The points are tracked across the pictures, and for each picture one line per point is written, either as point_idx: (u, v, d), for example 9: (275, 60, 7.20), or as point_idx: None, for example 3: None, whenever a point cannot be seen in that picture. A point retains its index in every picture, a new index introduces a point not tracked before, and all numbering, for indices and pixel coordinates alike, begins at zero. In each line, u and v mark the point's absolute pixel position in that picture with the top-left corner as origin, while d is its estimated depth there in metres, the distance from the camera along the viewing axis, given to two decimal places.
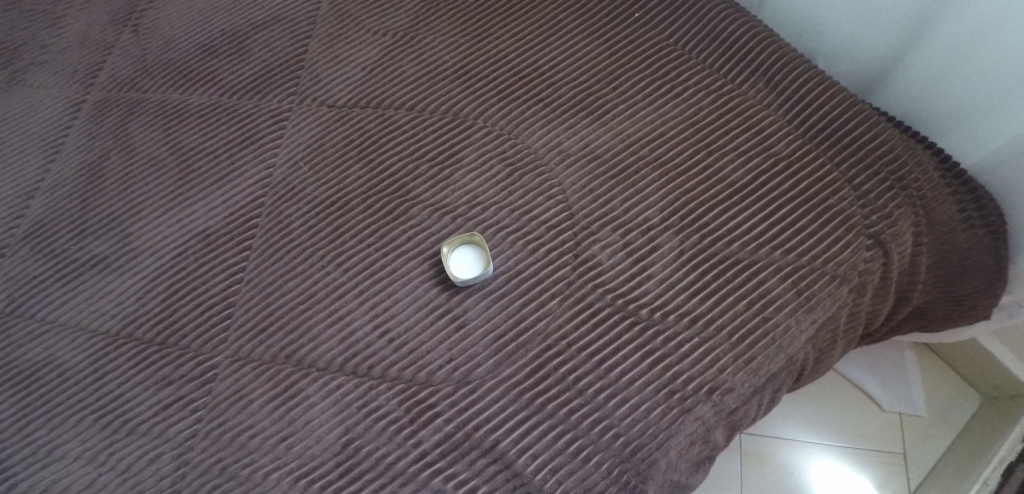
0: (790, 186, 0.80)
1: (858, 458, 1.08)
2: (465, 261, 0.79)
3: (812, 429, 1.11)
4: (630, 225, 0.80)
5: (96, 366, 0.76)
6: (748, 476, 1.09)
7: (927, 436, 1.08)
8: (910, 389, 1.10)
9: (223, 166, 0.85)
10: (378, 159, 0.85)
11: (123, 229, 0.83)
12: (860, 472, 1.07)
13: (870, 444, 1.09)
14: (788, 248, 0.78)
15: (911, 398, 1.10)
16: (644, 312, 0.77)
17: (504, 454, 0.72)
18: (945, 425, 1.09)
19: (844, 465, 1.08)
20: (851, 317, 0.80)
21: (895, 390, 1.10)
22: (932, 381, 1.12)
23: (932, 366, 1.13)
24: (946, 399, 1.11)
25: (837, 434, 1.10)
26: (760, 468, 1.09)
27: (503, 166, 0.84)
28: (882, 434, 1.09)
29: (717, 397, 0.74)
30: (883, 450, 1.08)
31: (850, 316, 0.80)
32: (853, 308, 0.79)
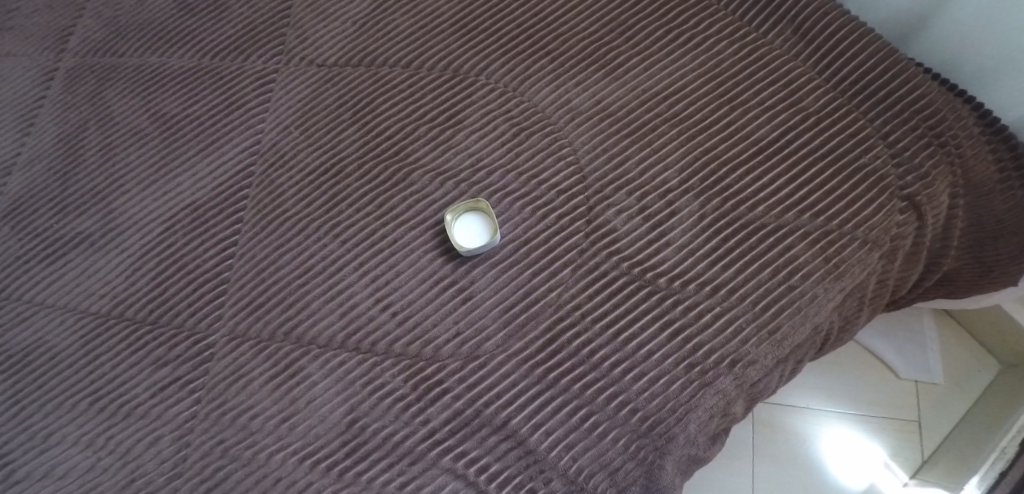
0: (819, 144, 0.76)
1: (871, 425, 1.04)
2: (470, 229, 0.74)
3: (825, 396, 1.07)
4: (646, 188, 0.75)
5: (88, 348, 0.73)
6: (757, 443, 1.05)
7: (943, 403, 1.04)
8: (928, 355, 1.05)
9: (208, 134, 0.80)
10: (374, 121, 0.80)
11: (107, 203, 0.79)
12: (873, 439, 1.03)
13: (884, 410, 1.05)
14: (816, 211, 0.74)
15: (928, 365, 1.05)
16: (663, 281, 0.72)
17: (516, 431, 0.69)
18: (962, 392, 1.05)
19: (856, 432, 1.04)
20: (878, 285, 0.78)
21: (912, 356, 1.05)
22: (951, 346, 1.07)
23: (950, 330, 1.08)
24: (965, 365, 1.06)
25: (850, 400, 1.06)
26: (770, 435, 1.05)
27: (508, 126, 0.79)
28: (896, 401, 1.05)
29: (739, 370, 0.71)
30: (896, 417, 1.05)
31: (878, 284, 0.77)
32: (882, 275, 0.76)
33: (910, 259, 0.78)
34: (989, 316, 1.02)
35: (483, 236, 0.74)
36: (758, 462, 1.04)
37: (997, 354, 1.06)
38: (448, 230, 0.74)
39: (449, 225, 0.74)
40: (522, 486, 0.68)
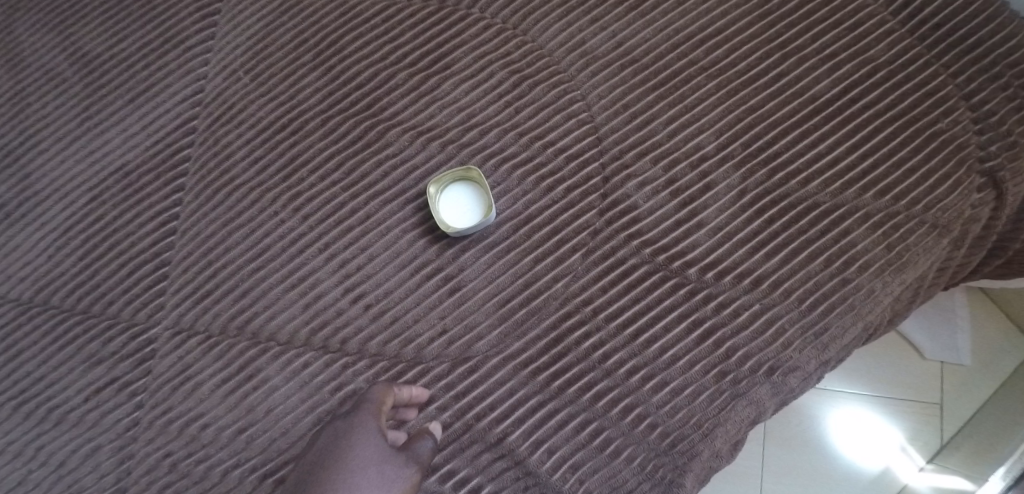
0: (885, 101, 0.63)
1: (883, 409, 0.85)
2: (459, 202, 0.62)
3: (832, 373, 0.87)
4: (676, 155, 0.62)
5: (8, 342, 0.62)
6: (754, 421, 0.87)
7: (968, 387, 0.85)
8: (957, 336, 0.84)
9: (140, 80, 0.67)
10: (341, 65, 0.65)
11: (23, 165, 0.66)
12: (885, 427, 0.85)
13: (899, 392, 0.86)
14: (881, 189, 0.61)
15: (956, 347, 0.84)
16: (693, 272, 0.60)
17: (513, 449, 0.58)
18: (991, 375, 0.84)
19: (866, 418, 0.85)
20: (937, 273, 0.64)
21: (939, 337, 0.84)
22: (981, 321, 0.86)
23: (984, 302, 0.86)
24: (997, 345, 0.85)
25: (861, 380, 0.86)
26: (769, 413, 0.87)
27: (507, 73, 0.65)
28: (915, 381, 0.86)
29: (779, 378, 0.59)
30: (913, 399, 0.85)
31: (937, 272, 0.64)
32: (943, 262, 0.63)
33: (976, 243, 0.64)
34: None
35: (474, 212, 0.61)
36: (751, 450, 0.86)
37: None
38: (432, 204, 0.61)
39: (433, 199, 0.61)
40: None
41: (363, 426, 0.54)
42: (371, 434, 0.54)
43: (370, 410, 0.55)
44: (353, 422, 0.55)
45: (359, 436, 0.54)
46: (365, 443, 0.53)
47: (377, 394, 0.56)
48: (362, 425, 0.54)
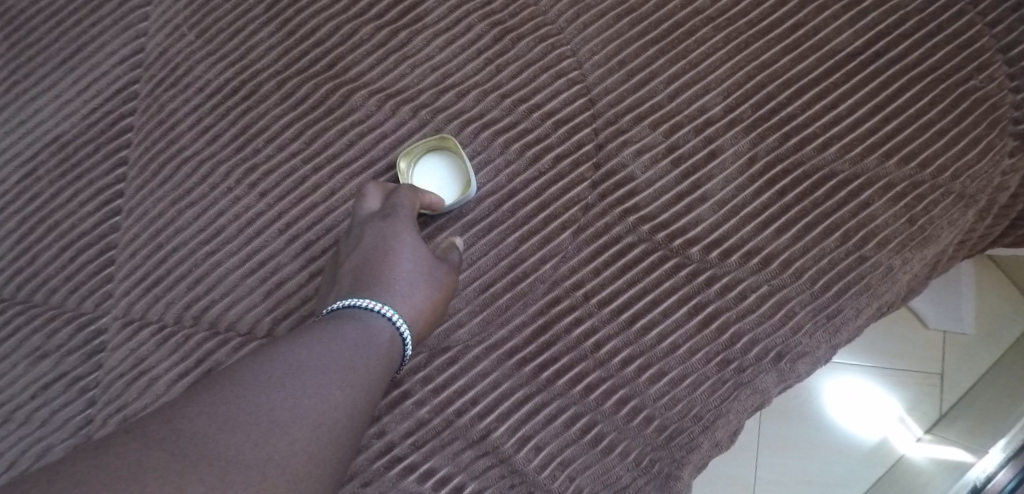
0: (915, 54, 0.55)
1: (880, 383, 0.76)
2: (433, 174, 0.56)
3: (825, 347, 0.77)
4: (678, 119, 0.56)
5: None
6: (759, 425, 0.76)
7: (968, 355, 0.75)
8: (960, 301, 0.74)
9: (74, 40, 0.60)
10: (300, 19, 0.59)
11: None
12: (883, 401, 0.75)
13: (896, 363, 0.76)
14: (906, 155, 0.54)
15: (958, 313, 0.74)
16: (696, 252, 0.55)
17: (498, 446, 0.54)
18: (994, 342, 0.75)
19: (864, 395, 0.76)
20: (959, 247, 0.56)
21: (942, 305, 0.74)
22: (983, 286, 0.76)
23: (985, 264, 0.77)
24: (1000, 310, 0.76)
25: (856, 352, 0.77)
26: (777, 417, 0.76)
27: (486, 27, 0.58)
28: (912, 351, 0.76)
29: (787, 366, 0.54)
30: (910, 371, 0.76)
31: (960, 246, 0.56)
32: (965, 235, 0.56)
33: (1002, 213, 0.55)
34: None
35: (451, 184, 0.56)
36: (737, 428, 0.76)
37: None
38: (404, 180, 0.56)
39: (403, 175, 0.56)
40: None
41: (395, 212, 0.52)
42: (405, 224, 0.52)
43: (401, 199, 0.53)
44: (385, 216, 0.52)
45: (392, 221, 0.52)
46: (400, 233, 0.51)
47: (410, 191, 0.53)
48: (395, 210, 0.52)
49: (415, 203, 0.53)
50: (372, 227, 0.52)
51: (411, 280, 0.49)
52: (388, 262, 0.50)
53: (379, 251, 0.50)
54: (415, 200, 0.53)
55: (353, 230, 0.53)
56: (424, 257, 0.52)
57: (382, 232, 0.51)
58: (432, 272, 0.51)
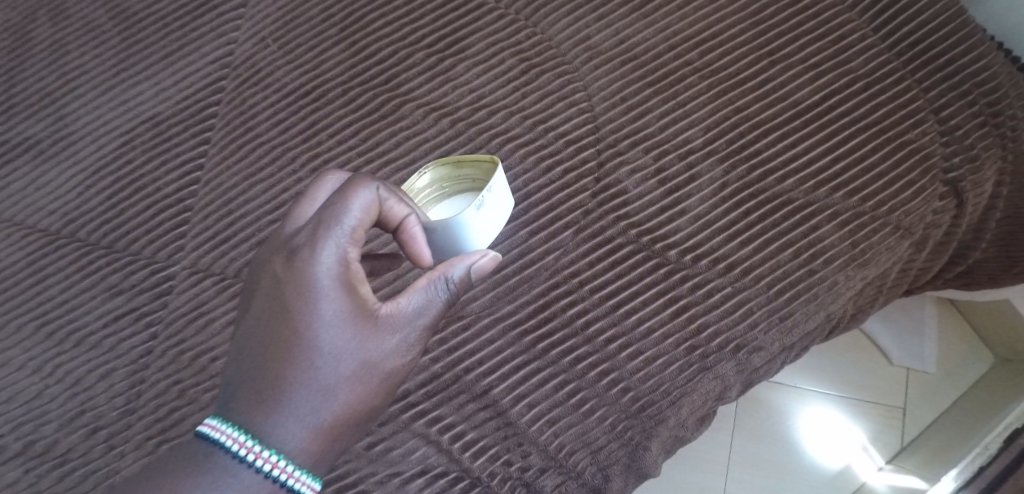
0: (866, 112, 0.67)
1: (854, 409, 0.96)
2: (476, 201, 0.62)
3: (811, 374, 0.98)
4: (666, 146, 0.67)
5: (35, 269, 0.67)
6: (737, 442, 0.96)
7: (932, 393, 0.96)
8: (924, 343, 0.96)
9: (172, 38, 0.72)
10: (365, 40, 0.70)
11: (59, 105, 0.70)
12: (851, 427, 0.95)
13: (868, 393, 0.97)
14: (852, 189, 0.66)
15: (923, 353, 0.96)
16: (673, 254, 0.65)
17: (497, 401, 0.64)
18: (953, 383, 0.96)
19: (837, 419, 0.96)
20: (900, 273, 0.71)
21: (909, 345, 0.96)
22: (949, 337, 0.99)
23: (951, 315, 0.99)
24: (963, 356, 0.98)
25: (837, 382, 0.98)
26: (751, 436, 0.96)
27: (516, 60, 0.69)
28: (883, 386, 0.97)
29: (744, 356, 0.65)
30: (879, 402, 0.97)
31: (900, 272, 0.71)
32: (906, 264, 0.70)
33: (938, 249, 0.71)
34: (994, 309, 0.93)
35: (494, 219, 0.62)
36: (711, 444, 0.97)
37: (995, 347, 0.97)
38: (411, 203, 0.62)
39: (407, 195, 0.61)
40: (498, 458, 0.64)
41: (325, 251, 0.50)
42: (335, 264, 0.50)
43: (334, 235, 0.50)
44: (302, 262, 0.50)
45: (315, 262, 0.49)
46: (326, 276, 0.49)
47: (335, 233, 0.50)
48: (322, 245, 0.50)
49: (349, 234, 0.50)
50: (296, 261, 0.50)
51: (332, 372, 0.50)
52: (310, 320, 0.49)
53: (298, 300, 0.49)
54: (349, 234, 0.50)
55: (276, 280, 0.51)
56: (359, 303, 0.50)
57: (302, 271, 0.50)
58: (366, 340, 0.50)
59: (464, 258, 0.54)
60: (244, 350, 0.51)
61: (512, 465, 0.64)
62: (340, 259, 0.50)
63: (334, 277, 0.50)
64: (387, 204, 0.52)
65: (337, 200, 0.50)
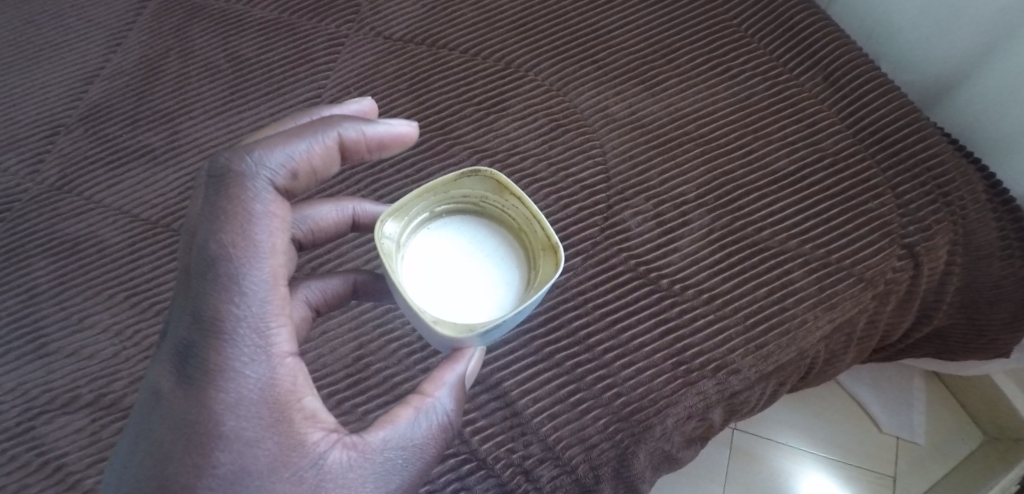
0: (836, 184, 0.79)
1: (846, 475, 1.09)
2: (518, 285, 0.63)
3: (807, 440, 1.11)
4: (662, 197, 0.80)
5: (134, 248, 0.80)
6: None
7: (922, 462, 1.09)
8: (912, 414, 1.10)
9: (275, 81, 0.89)
10: (428, 95, 0.87)
11: (176, 125, 0.87)
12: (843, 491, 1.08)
13: (860, 461, 1.10)
14: (819, 243, 0.77)
15: (911, 423, 1.10)
16: (665, 283, 0.77)
17: (506, 393, 0.74)
18: (943, 455, 1.09)
19: (828, 485, 1.08)
20: (869, 326, 0.79)
21: (897, 415, 1.11)
22: (942, 413, 1.11)
23: (942, 392, 1.12)
24: (953, 432, 1.10)
25: (832, 449, 1.11)
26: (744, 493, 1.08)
27: (547, 120, 0.85)
28: (874, 454, 1.10)
29: (723, 376, 0.73)
30: (871, 469, 1.09)
31: (869, 324, 0.79)
32: (873, 315, 0.78)
33: (903, 305, 0.79)
34: (975, 385, 1.07)
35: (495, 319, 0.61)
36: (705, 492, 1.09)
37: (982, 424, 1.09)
38: (434, 202, 0.65)
39: (429, 189, 0.63)
40: (503, 445, 0.73)
41: (239, 347, 0.53)
42: (256, 355, 0.53)
43: (244, 314, 0.53)
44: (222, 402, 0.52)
45: (232, 369, 0.52)
46: (251, 382, 0.53)
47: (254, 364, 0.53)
48: (242, 362, 0.53)
49: (267, 366, 0.54)
50: (208, 361, 0.52)
51: None
52: (234, 438, 0.52)
53: (218, 420, 0.52)
54: (259, 305, 0.54)
55: (193, 423, 0.52)
56: (287, 441, 0.53)
57: (223, 381, 0.52)
58: (297, 480, 0.53)
59: (460, 360, 0.60)
60: (149, 465, 0.52)
61: (514, 453, 0.72)
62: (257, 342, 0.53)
63: (264, 380, 0.53)
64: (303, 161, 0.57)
65: (233, 270, 0.53)
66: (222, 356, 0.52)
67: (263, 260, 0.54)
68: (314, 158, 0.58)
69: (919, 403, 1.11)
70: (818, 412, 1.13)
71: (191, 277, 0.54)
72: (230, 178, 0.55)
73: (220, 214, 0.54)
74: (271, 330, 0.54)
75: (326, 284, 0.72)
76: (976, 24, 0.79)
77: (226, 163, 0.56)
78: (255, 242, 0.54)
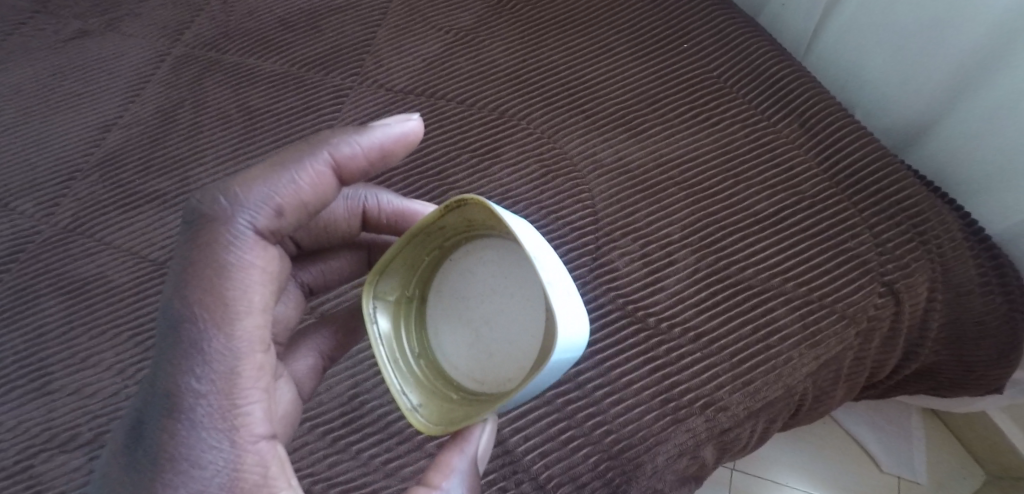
0: (815, 226, 0.82)
1: None
2: (534, 331, 0.61)
3: (809, 481, 1.11)
4: (649, 238, 0.83)
5: (140, 288, 0.83)
6: None
7: None
8: (912, 452, 1.10)
9: (281, 130, 0.94)
10: (425, 142, 0.91)
11: (186, 171, 0.92)
12: None
13: None
14: (801, 281, 0.79)
15: (912, 461, 1.10)
16: (652, 321, 0.79)
17: (498, 430, 0.76)
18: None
19: None
20: (856, 363, 0.80)
21: (898, 453, 1.10)
22: (942, 452, 1.11)
23: (941, 431, 1.12)
24: (954, 471, 1.10)
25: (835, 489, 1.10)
26: None
27: (538, 166, 0.89)
28: None
29: (711, 413, 0.75)
30: None
31: (856, 362, 0.80)
32: (859, 353, 0.79)
33: (888, 344, 0.81)
34: (972, 421, 1.07)
35: (506, 373, 0.61)
36: None
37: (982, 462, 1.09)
38: (445, 236, 0.64)
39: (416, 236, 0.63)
40: (495, 484, 0.74)
41: (205, 436, 0.54)
42: (224, 433, 0.54)
43: (210, 388, 0.54)
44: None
45: (197, 460, 0.53)
46: (215, 474, 0.53)
47: (220, 454, 0.54)
48: (205, 453, 0.53)
49: (234, 455, 0.54)
50: (172, 441, 0.53)
51: None
52: None
53: None
54: (229, 378, 0.55)
55: None
56: None
57: (185, 463, 0.53)
58: None
59: (469, 441, 0.63)
60: None
61: (506, 492, 0.73)
62: (225, 418, 0.54)
63: (230, 462, 0.54)
64: (290, 192, 0.59)
65: (203, 356, 0.54)
66: (188, 434, 0.53)
67: (238, 326, 0.55)
68: (301, 189, 0.60)
69: (918, 440, 1.11)
70: (818, 452, 1.13)
71: (161, 347, 0.55)
72: (207, 235, 0.57)
73: (194, 282, 0.55)
74: (241, 408, 0.55)
75: (334, 332, 0.77)
76: (940, 73, 0.84)
77: (205, 215, 0.57)
78: (228, 327, 0.55)
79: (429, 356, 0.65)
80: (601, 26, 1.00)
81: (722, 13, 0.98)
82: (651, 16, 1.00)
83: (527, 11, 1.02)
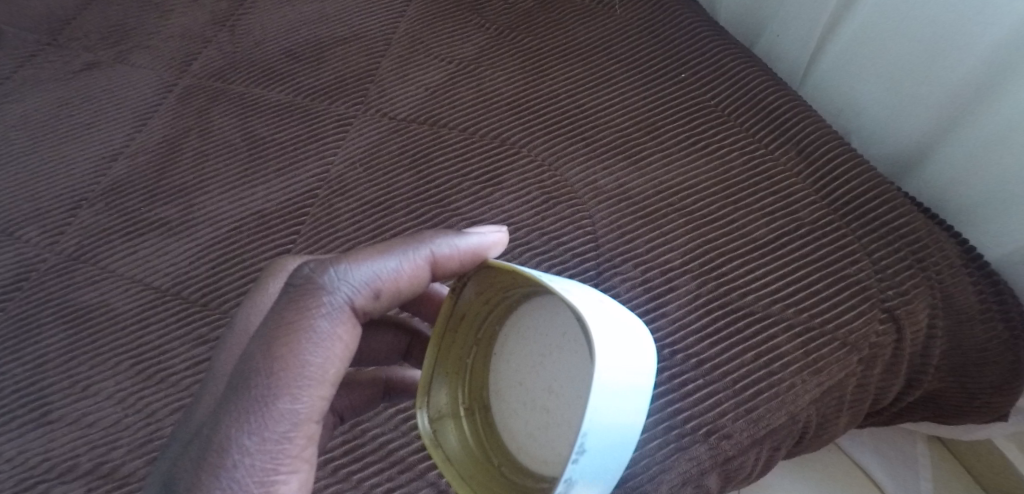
0: (816, 252, 0.82)
1: None
2: (588, 372, 0.60)
3: None
4: (649, 264, 0.83)
5: (142, 316, 0.84)
6: None
7: None
8: (920, 480, 1.09)
9: (286, 158, 0.95)
10: (428, 170, 0.92)
11: (191, 199, 0.92)
12: None
13: None
14: (802, 308, 0.79)
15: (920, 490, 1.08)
16: (654, 348, 0.79)
17: None
18: None
19: None
20: (860, 391, 0.80)
21: (906, 482, 1.09)
22: (951, 481, 1.09)
23: (949, 459, 1.11)
24: None
25: None
26: None
27: (540, 192, 0.90)
28: None
29: (714, 441, 0.74)
30: None
31: (859, 389, 0.80)
32: (862, 380, 0.79)
33: (891, 371, 0.81)
34: (979, 449, 1.06)
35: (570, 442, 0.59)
36: None
37: None
38: (474, 324, 0.67)
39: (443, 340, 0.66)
40: None
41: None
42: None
43: (260, 449, 0.55)
44: None
45: None
46: None
47: None
48: None
49: None
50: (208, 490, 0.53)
51: None
52: None
53: None
54: (279, 443, 0.56)
55: None
56: None
57: None
58: None
59: None
60: None
61: None
62: (262, 480, 0.55)
63: None
64: (387, 280, 0.62)
65: (266, 415, 0.55)
66: (223, 488, 0.53)
67: (304, 395, 0.56)
68: (399, 279, 0.62)
69: (926, 469, 1.10)
70: (825, 481, 1.11)
71: (231, 388, 0.56)
72: (306, 297, 0.58)
73: (282, 340, 0.57)
74: (279, 475, 0.56)
75: (351, 394, 0.75)
76: (934, 102, 0.85)
77: (312, 280, 0.59)
78: (297, 394, 0.56)
79: (512, 459, 0.64)
80: (601, 56, 1.02)
81: (720, 43, 0.99)
82: (651, 46, 1.01)
83: (529, 42, 1.04)
